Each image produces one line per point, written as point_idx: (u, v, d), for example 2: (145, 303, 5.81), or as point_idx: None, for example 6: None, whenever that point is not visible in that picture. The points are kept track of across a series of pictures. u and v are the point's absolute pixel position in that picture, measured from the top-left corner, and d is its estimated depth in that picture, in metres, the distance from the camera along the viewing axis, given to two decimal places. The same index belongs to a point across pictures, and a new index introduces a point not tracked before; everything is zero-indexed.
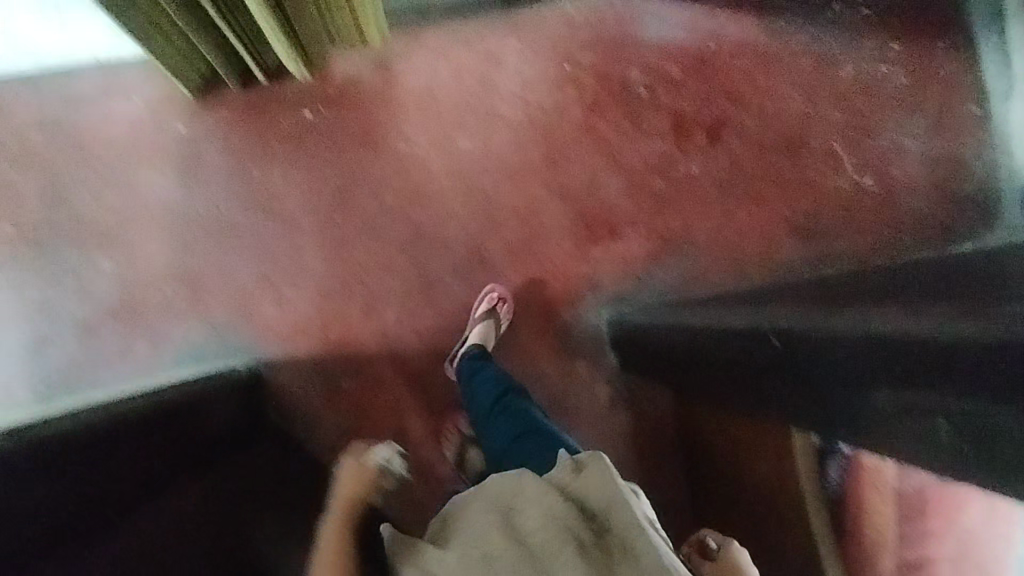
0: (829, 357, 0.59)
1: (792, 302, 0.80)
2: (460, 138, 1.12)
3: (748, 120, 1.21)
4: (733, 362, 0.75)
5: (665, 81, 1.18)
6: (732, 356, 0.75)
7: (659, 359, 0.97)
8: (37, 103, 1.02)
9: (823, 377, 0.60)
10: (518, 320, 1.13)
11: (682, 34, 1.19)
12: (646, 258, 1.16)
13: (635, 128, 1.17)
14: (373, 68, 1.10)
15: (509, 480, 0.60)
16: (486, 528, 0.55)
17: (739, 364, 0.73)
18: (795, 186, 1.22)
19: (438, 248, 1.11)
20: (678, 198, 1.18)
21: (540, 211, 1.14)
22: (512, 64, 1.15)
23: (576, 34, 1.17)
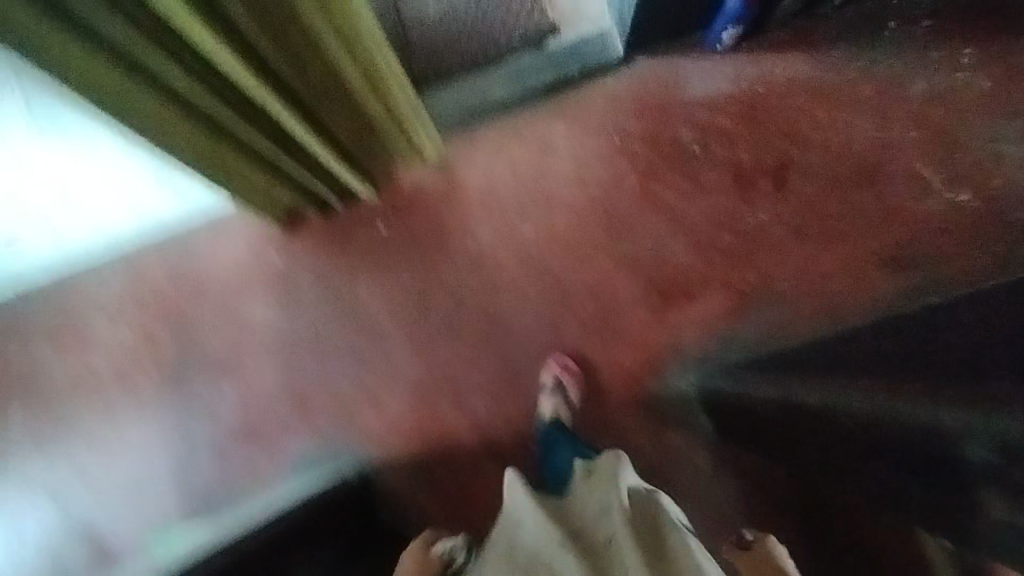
0: (876, 429, 0.63)
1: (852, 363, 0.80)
2: (524, 225, 1.17)
3: (814, 158, 1.17)
4: (815, 437, 0.77)
5: (718, 136, 1.18)
6: (811, 433, 0.77)
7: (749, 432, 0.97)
8: (160, 259, 1.17)
9: (888, 448, 0.64)
10: (604, 394, 1.13)
11: (728, 85, 1.18)
12: (727, 315, 1.13)
13: (695, 187, 1.17)
14: (435, 175, 1.19)
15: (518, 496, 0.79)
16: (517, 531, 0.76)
17: (821, 441, 0.76)
18: (879, 216, 1.15)
19: (518, 335, 1.15)
20: (752, 250, 1.15)
21: (611, 284, 1.15)
22: (563, 146, 1.19)
23: (621, 106, 1.19)
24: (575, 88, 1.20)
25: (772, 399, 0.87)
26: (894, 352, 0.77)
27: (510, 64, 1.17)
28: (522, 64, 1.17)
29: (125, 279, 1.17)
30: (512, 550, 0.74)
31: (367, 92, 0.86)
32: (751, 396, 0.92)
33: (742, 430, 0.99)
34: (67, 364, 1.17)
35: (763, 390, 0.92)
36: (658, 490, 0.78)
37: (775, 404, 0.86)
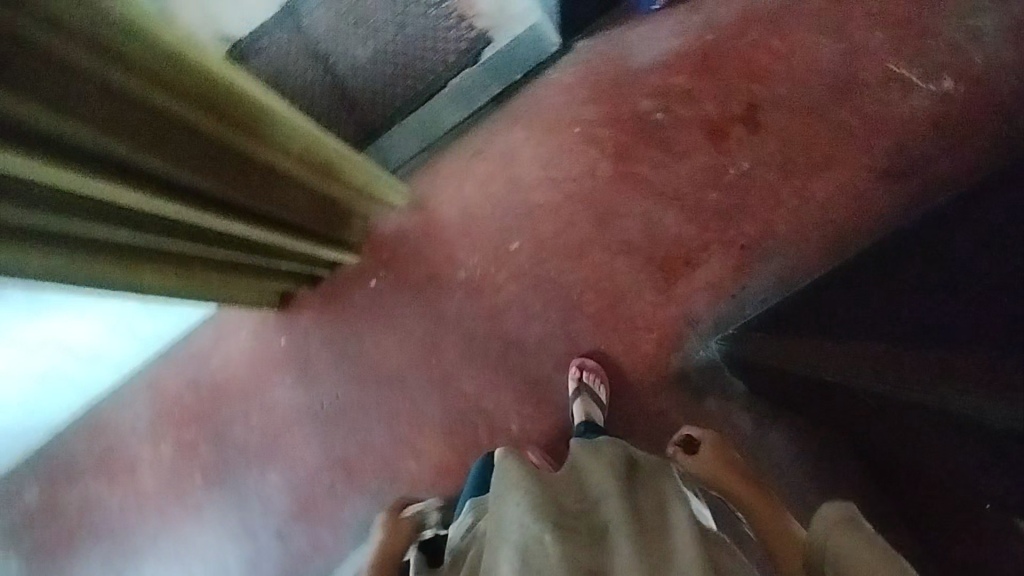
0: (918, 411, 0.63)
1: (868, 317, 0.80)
2: (510, 240, 1.16)
3: (782, 89, 1.11)
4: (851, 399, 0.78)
5: (679, 95, 1.13)
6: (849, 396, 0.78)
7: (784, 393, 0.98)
8: (176, 369, 1.21)
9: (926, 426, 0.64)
10: (632, 383, 1.13)
11: (675, 42, 1.14)
12: (734, 273, 1.10)
13: (669, 155, 1.13)
14: (410, 216, 1.19)
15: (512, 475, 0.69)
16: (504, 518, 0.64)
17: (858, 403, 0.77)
18: (864, 129, 1.10)
19: (534, 350, 1.14)
20: (743, 201, 1.11)
21: (611, 274, 1.13)
22: (526, 151, 1.17)
23: (574, 95, 1.16)
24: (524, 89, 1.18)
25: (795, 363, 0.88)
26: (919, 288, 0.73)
27: (449, 83, 1.16)
28: (463, 79, 1.16)
29: (149, 399, 1.21)
30: (499, 532, 0.63)
31: (296, 164, 0.86)
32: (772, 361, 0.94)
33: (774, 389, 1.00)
34: (121, 489, 1.21)
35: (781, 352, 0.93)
36: (665, 476, 0.76)
37: (818, 376, 0.82)
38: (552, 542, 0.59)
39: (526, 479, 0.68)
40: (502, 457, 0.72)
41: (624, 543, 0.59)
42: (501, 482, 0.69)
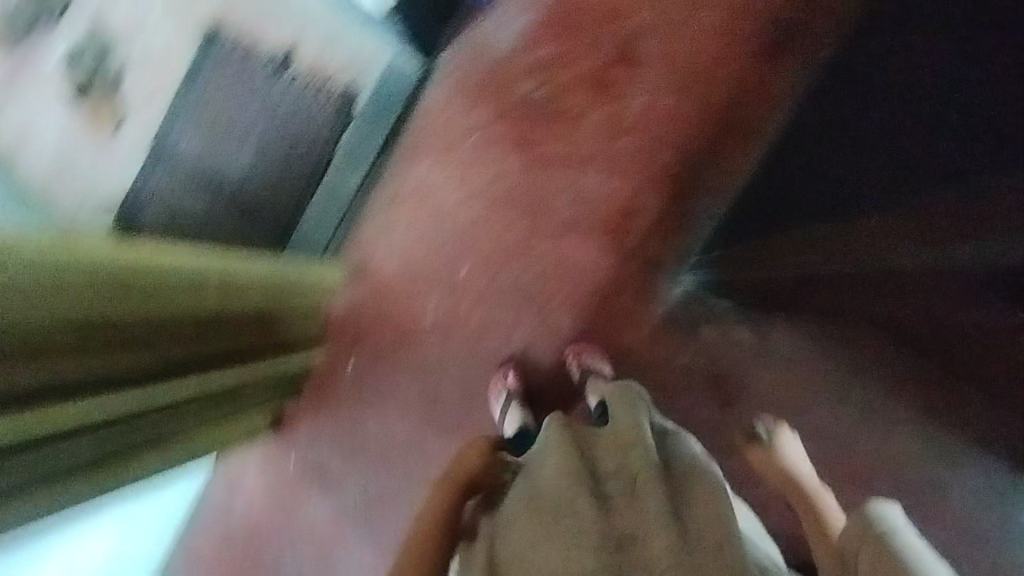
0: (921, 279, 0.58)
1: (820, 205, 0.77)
2: (458, 268, 1.16)
3: (643, 15, 1.10)
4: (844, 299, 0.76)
5: (551, 65, 1.13)
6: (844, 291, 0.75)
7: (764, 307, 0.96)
8: (211, 526, 1.25)
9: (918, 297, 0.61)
10: (629, 346, 1.13)
11: (525, 18, 1.13)
12: (675, 205, 1.10)
13: (567, 124, 1.13)
14: (357, 289, 1.20)
15: (550, 436, 0.73)
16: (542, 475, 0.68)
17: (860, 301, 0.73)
18: (737, 17, 1.08)
19: (527, 359, 1.15)
20: (653, 135, 1.11)
21: (566, 258, 1.13)
22: (434, 180, 1.17)
23: (456, 111, 1.16)
24: (408, 121, 1.19)
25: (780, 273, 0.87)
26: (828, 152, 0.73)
27: (340, 145, 1.15)
28: (351, 135, 1.15)
29: (198, 563, 1.24)
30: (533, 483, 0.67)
31: (221, 304, 0.84)
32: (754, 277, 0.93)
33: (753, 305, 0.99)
34: None
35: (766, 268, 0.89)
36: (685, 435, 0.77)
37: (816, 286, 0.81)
38: (588, 507, 0.62)
39: (569, 440, 0.71)
40: (548, 421, 0.76)
41: (654, 504, 0.62)
42: (540, 444, 0.73)
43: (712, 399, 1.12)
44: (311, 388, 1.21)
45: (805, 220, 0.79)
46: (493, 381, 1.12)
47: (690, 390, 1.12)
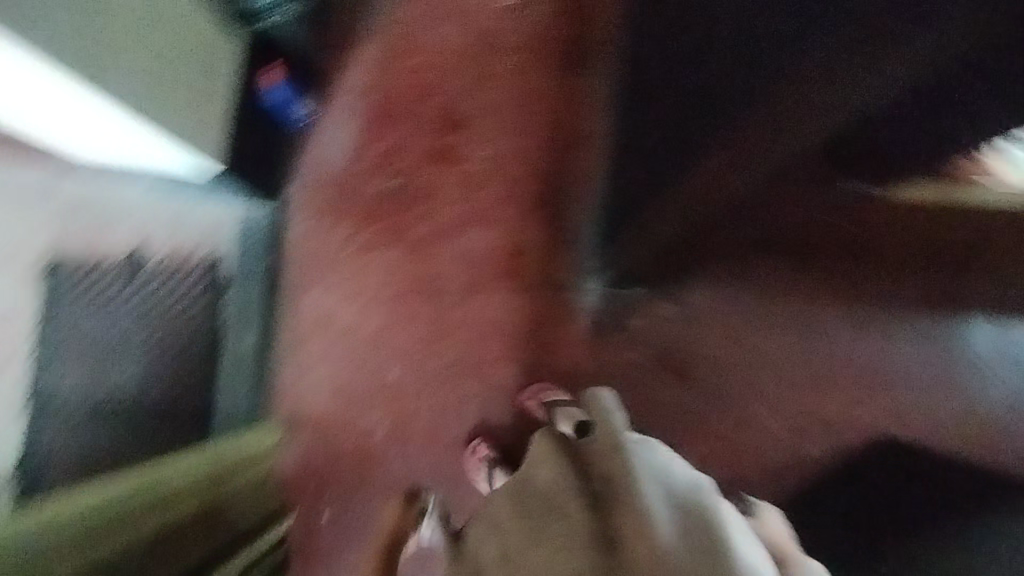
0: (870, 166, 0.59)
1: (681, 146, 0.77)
2: (388, 374, 1.15)
3: (451, 80, 1.17)
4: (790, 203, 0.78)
5: (388, 158, 1.17)
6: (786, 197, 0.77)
7: (688, 261, 0.97)
8: None
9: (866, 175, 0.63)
10: (574, 369, 1.15)
11: (348, 126, 1.17)
12: (553, 228, 1.16)
13: (427, 201, 1.17)
14: (299, 440, 1.16)
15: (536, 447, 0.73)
16: (531, 494, 0.68)
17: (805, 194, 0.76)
18: (532, 51, 1.17)
19: (489, 425, 1.15)
20: (506, 177, 1.17)
21: (482, 317, 1.16)
22: (330, 305, 1.16)
23: (321, 233, 1.16)
24: (282, 264, 1.15)
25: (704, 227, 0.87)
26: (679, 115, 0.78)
27: (225, 313, 1.12)
28: (233, 301, 1.13)
29: None
30: (519, 493, 0.69)
31: (162, 527, 0.78)
32: (652, 247, 0.95)
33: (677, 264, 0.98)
34: None
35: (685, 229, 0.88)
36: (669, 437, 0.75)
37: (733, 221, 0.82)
38: (579, 512, 0.62)
39: (555, 449, 0.70)
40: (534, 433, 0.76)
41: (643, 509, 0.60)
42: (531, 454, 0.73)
43: (667, 379, 1.15)
44: (296, 558, 1.14)
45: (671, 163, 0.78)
46: (466, 456, 1.12)
47: (645, 381, 1.15)
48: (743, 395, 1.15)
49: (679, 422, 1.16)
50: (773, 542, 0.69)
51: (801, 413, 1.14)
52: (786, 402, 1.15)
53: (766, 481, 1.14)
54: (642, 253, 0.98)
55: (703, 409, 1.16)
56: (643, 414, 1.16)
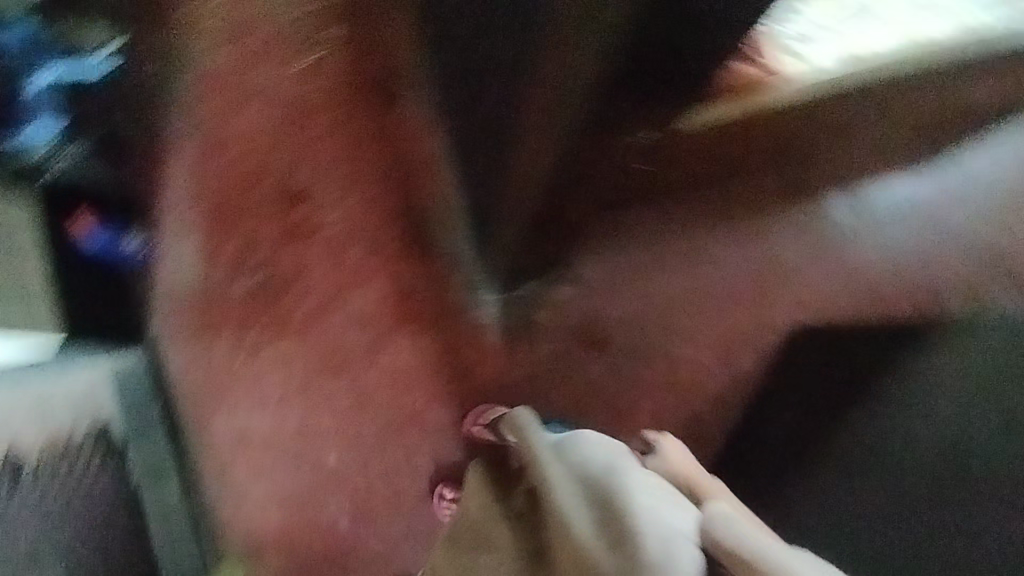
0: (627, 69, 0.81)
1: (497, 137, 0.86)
2: (328, 461, 1.11)
3: (274, 157, 1.16)
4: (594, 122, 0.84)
5: (244, 254, 1.13)
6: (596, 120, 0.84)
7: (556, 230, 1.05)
8: None
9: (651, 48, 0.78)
10: (502, 380, 1.16)
11: (189, 240, 1.13)
12: (430, 258, 1.16)
13: (298, 281, 1.14)
14: (265, 564, 1.10)
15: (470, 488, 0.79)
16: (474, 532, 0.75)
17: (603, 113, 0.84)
18: (341, 102, 1.18)
19: (446, 467, 1.13)
20: (366, 228, 1.16)
21: (397, 369, 1.14)
22: (242, 419, 1.11)
23: (205, 355, 1.11)
24: (176, 402, 1.10)
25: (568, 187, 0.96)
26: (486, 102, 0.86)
27: (134, 472, 1.04)
28: (139, 458, 1.05)
29: None
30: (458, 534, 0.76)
31: None
32: (512, 239, 0.99)
33: (551, 237, 1.06)
34: None
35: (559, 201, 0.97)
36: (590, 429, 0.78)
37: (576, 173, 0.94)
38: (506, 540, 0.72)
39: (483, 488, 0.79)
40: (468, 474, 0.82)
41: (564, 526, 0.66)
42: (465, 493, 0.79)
43: (592, 354, 1.17)
44: None
45: (496, 153, 0.87)
46: (435, 506, 1.10)
47: (572, 364, 1.17)
48: (663, 341, 1.19)
49: (620, 388, 1.17)
50: (679, 475, 0.81)
51: (721, 335, 1.19)
52: (704, 332, 1.19)
53: (720, 409, 1.17)
54: (511, 250, 1.03)
55: (637, 367, 1.18)
56: (584, 395, 1.17)
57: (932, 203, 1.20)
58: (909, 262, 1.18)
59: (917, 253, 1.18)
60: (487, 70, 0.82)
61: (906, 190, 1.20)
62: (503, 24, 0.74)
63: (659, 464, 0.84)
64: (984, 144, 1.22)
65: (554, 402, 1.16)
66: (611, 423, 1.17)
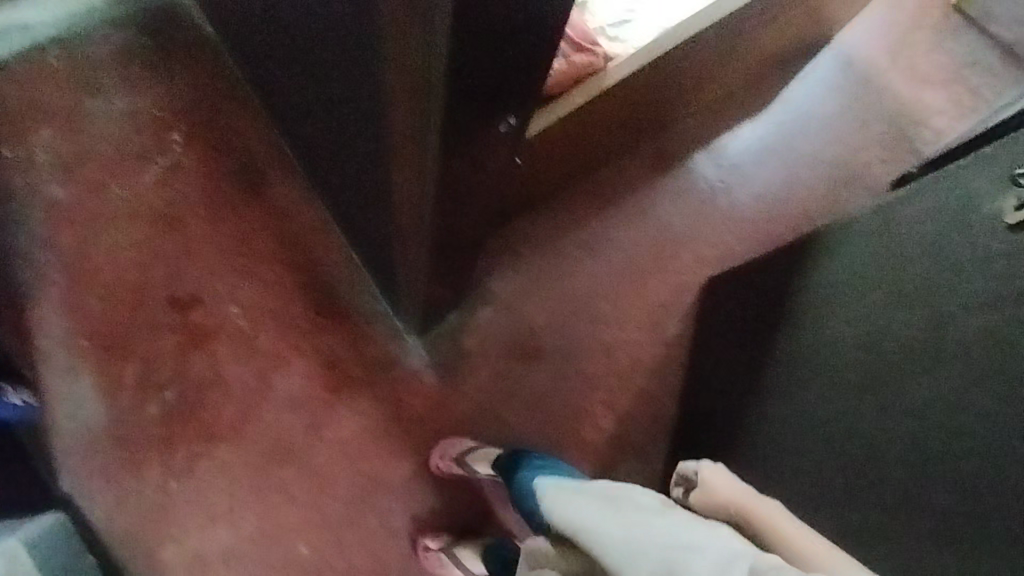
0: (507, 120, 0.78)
1: (373, 182, 0.87)
2: (301, 555, 1.05)
3: (155, 270, 1.13)
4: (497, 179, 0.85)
5: (150, 375, 1.08)
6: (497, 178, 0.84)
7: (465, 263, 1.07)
8: None
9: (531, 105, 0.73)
10: (452, 416, 1.15)
11: (85, 378, 1.06)
12: (346, 319, 1.15)
13: (216, 384, 1.09)
14: None
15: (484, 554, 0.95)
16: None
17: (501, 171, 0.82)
18: (210, 199, 1.17)
19: (424, 517, 1.10)
20: (272, 311, 1.13)
21: (344, 437, 1.11)
22: (194, 543, 1.03)
23: (134, 491, 1.03)
24: (116, 548, 1.01)
25: (481, 224, 0.99)
26: (350, 158, 0.89)
27: None
28: None
29: None
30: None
31: None
32: (424, 280, 1.01)
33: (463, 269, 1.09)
34: None
35: (472, 236, 0.99)
36: (630, 491, 0.80)
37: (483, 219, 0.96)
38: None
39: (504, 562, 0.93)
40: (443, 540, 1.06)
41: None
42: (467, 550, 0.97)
43: (530, 362, 1.19)
44: None
45: (387, 208, 0.88)
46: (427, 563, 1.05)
47: (515, 378, 1.18)
48: (593, 330, 1.22)
49: (567, 386, 1.19)
50: (731, 505, 0.79)
51: (642, 307, 1.25)
52: (626, 310, 1.24)
53: (662, 375, 1.22)
54: (425, 290, 1.04)
55: (577, 363, 1.20)
56: (534, 403, 1.18)
57: (780, 138, 1.39)
58: (778, 194, 1.35)
59: (783, 185, 1.35)
60: (344, 130, 0.85)
61: (755, 135, 1.38)
62: (341, 84, 0.75)
63: (705, 499, 0.83)
64: (803, 77, 1.42)
65: (510, 419, 1.17)
66: (571, 423, 1.18)
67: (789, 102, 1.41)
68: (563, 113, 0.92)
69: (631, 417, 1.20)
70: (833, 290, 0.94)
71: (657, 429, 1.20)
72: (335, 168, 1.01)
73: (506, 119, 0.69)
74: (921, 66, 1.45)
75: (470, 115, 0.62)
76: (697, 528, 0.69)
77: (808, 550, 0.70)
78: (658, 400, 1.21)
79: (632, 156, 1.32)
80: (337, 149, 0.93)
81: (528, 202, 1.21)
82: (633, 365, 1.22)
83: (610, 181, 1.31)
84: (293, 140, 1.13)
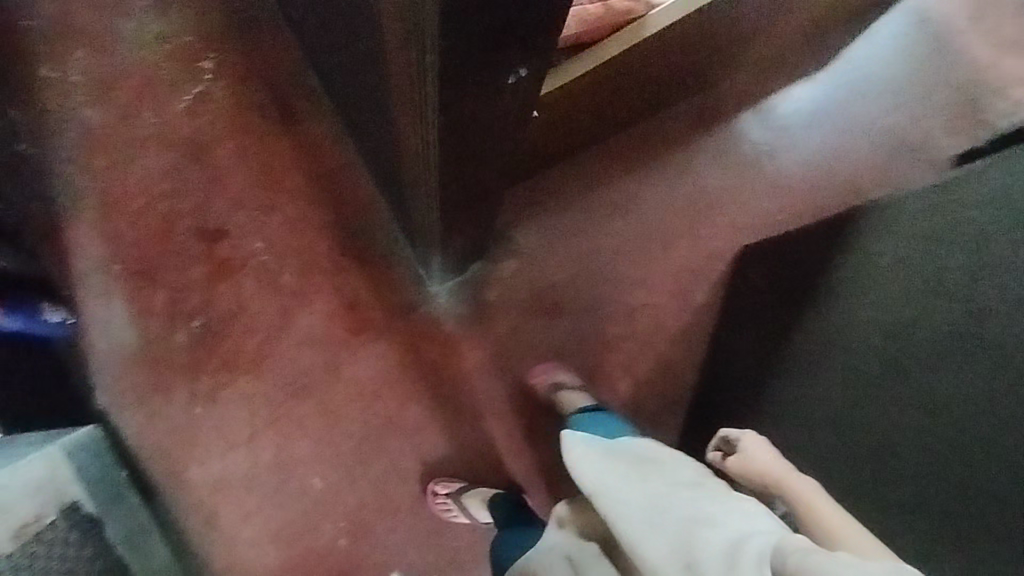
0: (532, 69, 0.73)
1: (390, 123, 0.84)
2: (314, 486, 1.10)
3: (185, 201, 1.14)
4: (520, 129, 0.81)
5: (178, 304, 1.11)
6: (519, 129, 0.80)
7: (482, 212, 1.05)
8: None
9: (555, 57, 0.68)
10: (468, 366, 1.15)
11: (117, 302, 1.10)
12: (369, 262, 1.15)
13: (241, 317, 1.11)
14: None
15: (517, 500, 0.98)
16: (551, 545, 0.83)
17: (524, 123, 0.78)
18: (240, 133, 1.17)
19: (434, 461, 1.13)
20: (297, 250, 1.14)
21: (361, 378, 1.13)
22: (215, 465, 1.08)
23: (159, 414, 1.07)
24: (143, 464, 1.07)
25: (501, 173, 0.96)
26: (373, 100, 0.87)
27: (122, 557, 0.98)
28: (115, 528, 0.99)
29: None
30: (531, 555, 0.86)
31: None
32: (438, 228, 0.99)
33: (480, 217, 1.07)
34: None
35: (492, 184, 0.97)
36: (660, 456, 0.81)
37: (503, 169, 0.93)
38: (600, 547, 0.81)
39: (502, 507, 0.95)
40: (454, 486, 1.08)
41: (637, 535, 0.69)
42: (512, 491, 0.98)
43: (550, 319, 1.18)
44: None
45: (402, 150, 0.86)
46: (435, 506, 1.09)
47: (533, 333, 1.18)
48: (617, 291, 1.20)
49: (585, 345, 1.19)
50: (769, 475, 0.79)
51: (669, 272, 1.21)
52: (652, 272, 1.21)
53: (684, 342, 1.20)
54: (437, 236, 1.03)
55: (597, 323, 1.19)
56: (550, 359, 1.18)
57: (835, 101, 1.31)
58: (827, 160, 1.28)
59: (834, 151, 1.28)
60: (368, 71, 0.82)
61: (812, 94, 1.31)
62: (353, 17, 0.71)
63: (742, 466, 0.82)
64: (868, 36, 1.33)
65: (525, 374, 1.17)
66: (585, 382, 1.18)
67: (850, 62, 1.32)
68: (596, 65, 0.87)
69: (647, 382, 1.19)
70: (881, 271, 0.94)
71: (673, 395, 1.19)
72: (362, 109, 0.99)
73: (515, 71, 0.62)
74: (1007, 30, 1.32)
75: (471, 62, 0.56)
76: (724, 501, 0.69)
77: (837, 532, 0.69)
78: (676, 367, 1.19)
79: (674, 111, 1.27)
80: (362, 90, 0.90)
81: (559, 155, 1.17)
82: (654, 329, 1.20)
83: (648, 137, 1.26)
84: (324, 76, 1.10)
